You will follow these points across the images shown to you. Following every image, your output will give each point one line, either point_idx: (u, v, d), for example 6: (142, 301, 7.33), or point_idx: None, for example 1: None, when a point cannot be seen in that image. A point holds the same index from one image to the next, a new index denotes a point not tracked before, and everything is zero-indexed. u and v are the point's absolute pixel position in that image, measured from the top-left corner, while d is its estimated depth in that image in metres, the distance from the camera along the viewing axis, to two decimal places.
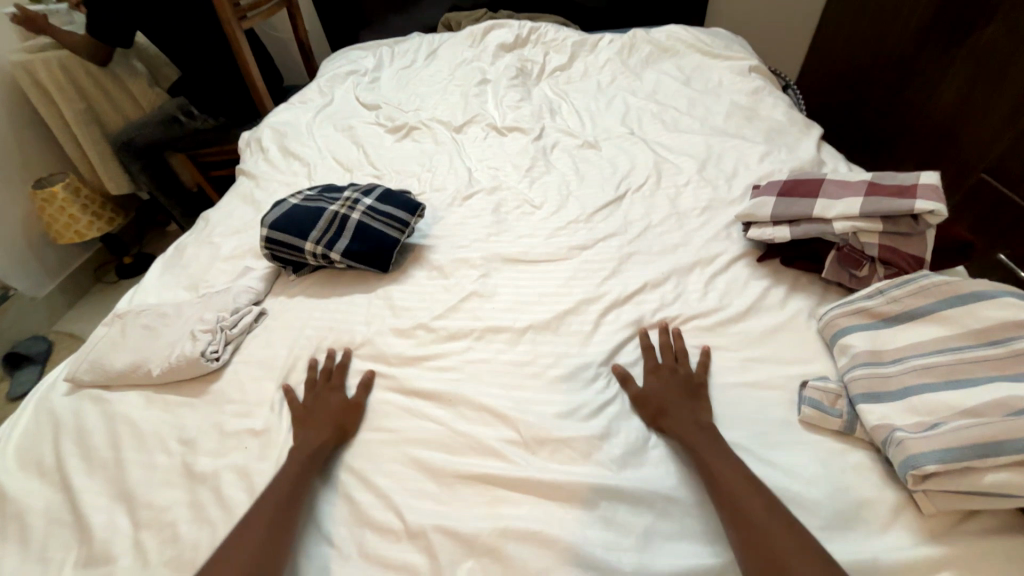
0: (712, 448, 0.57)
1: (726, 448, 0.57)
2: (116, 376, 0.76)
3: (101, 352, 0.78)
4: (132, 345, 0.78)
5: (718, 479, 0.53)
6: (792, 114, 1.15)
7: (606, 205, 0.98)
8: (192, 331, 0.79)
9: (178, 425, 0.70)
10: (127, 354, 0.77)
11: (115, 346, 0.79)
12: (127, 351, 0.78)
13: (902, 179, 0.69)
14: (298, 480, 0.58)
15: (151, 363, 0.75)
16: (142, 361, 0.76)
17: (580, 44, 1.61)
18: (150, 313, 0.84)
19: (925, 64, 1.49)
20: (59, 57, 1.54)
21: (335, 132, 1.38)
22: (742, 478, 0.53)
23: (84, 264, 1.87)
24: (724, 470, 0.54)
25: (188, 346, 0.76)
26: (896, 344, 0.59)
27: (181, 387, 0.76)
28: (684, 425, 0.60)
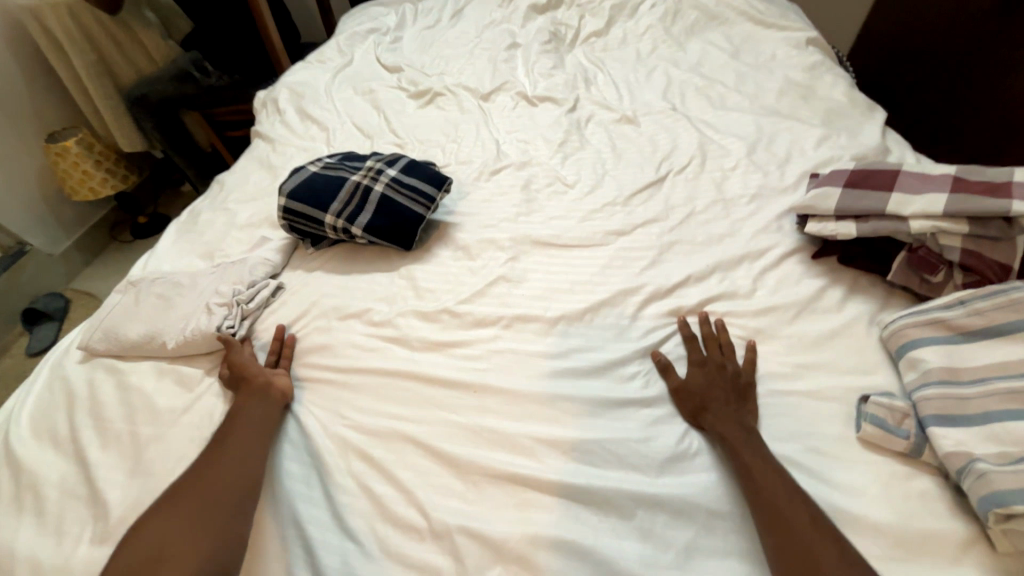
0: (761, 457, 0.52)
1: (778, 466, 0.52)
2: (131, 347, 0.73)
3: (115, 320, 0.75)
4: (146, 315, 0.75)
5: (764, 498, 0.49)
6: (854, 94, 1.05)
7: (645, 188, 0.91)
8: (208, 304, 0.75)
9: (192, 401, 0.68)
10: (140, 324, 0.74)
11: (128, 315, 0.76)
12: (141, 321, 0.75)
13: (993, 175, 0.61)
14: (241, 463, 0.57)
15: (167, 336, 0.72)
16: (158, 333, 0.73)
17: (620, 7, 1.48)
18: (165, 283, 0.81)
19: (1005, 41, 1.36)
20: (69, 3, 1.47)
21: (355, 95, 1.31)
22: (790, 496, 0.49)
23: (100, 223, 1.84)
24: (775, 489, 0.49)
25: (203, 319, 0.73)
26: (976, 362, 0.53)
27: (197, 362, 0.73)
28: (732, 427, 0.56)
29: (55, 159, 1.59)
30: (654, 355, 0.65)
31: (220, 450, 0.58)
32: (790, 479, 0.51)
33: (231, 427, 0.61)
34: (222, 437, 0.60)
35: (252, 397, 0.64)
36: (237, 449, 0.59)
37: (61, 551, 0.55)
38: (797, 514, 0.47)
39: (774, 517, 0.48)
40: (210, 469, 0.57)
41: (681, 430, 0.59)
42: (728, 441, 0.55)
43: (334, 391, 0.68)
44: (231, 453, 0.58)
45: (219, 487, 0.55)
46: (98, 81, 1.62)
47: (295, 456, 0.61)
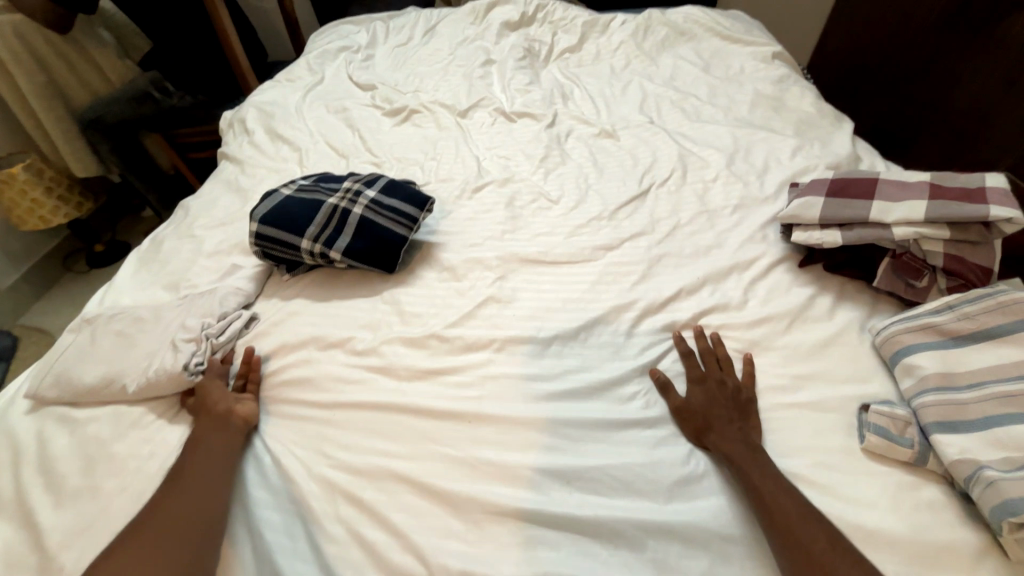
0: (769, 474, 0.51)
1: (787, 484, 0.51)
2: (87, 393, 0.66)
3: (68, 363, 0.69)
4: (104, 356, 0.69)
5: (775, 515, 0.48)
6: (821, 105, 1.09)
7: (629, 201, 0.91)
8: (174, 341, 0.69)
9: (158, 448, 0.62)
10: (97, 366, 0.67)
11: (83, 357, 0.69)
12: (97, 362, 0.68)
13: (967, 181, 0.63)
14: (206, 498, 0.53)
15: (128, 379, 0.66)
16: (118, 376, 0.66)
17: (591, 24, 1.51)
18: (125, 319, 0.74)
19: (950, 51, 1.43)
20: (14, 22, 1.38)
21: (328, 114, 1.27)
22: (806, 516, 0.47)
23: (52, 252, 1.72)
24: (786, 506, 0.48)
25: (169, 357, 0.67)
26: (970, 367, 0.53)
27: (163, 405, 0.67)
28: (737, 445, 0.54)
29: None
30: (653, 373, 0.64)
31: (178, 482, 0.55)
32: (800, 496, 0.50)
33: (189, 457, 0.57)
34: (180, 470, 0.56)
35: (212, 427, 0.60)
36: (197, 478, 0.55)
37: None
38: (814, 534, 0.46)
39: (787, 537, 0.46)
40: (172, 505, 0.52)
41: (685, 451, 0.57)
42: (734, 460, 0.53)
43: (318, 428, 0.63)
44: (190, 487, 0.54)
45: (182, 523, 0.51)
46: (48, 103, 1.53)
47: (272, 504, 0.56)
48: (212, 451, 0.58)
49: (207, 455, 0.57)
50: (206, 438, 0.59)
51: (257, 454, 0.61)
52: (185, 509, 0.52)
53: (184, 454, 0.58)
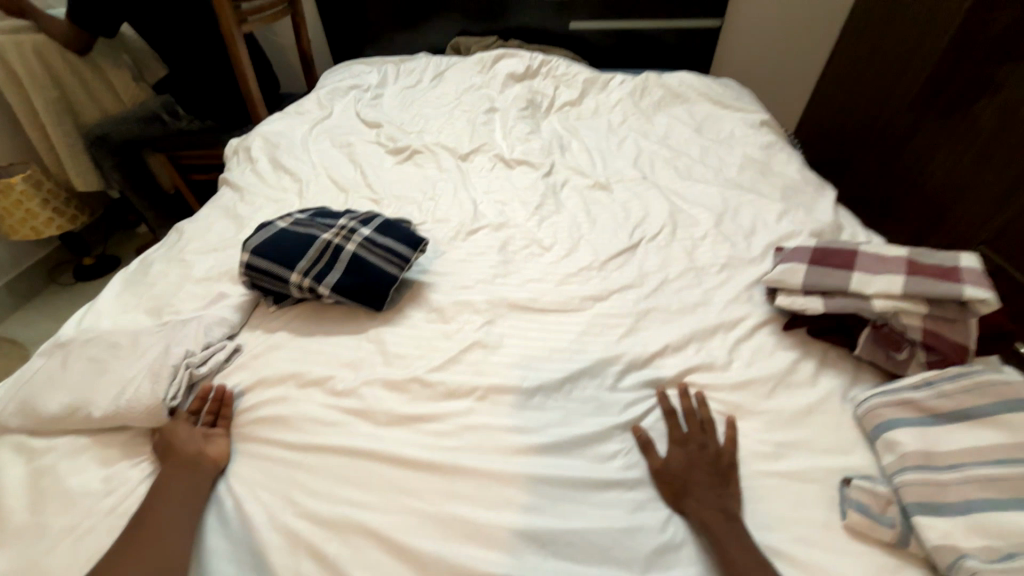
0: (747, 551, 0.50)
1: (764, 561, 0.49)
2: (54, 420, 0.63)
3: (35, 388, 0.66)
4: (72, 383, 0.66)
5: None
6: (806, 172, 1.14)
7: (620, 253, 0.93)
8: (148, 368, 0.67)
9: (117, 486, 0.58)
10: (65, 394, 0.65)
11: (53, 381, 0.67)
12: (64, 390, 0.65)
13: (942, 260, 0.65)
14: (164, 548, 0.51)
15: (95, 407, 0.63)
16: (86, 403, 0.63)
17: (592, 81, 1.59)
18: (101, 345, 0.72)
19: (923, 132, 1.52)
20: (36, 42, 1.43)
21: (332, 148, 1.30)
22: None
23: (39, 263, 1.70)
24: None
25: (145, 385, 0.64)
26: (949, 446, 0.53)
27: (130, 438, 0.64)
28: (712, 512, 0.53)
29: None
30: (635, 430, 0.63)
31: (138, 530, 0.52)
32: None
33: (155, 504, 0.54)
34: (141, 521, 0.53)
35: (180, 474, 0.58)
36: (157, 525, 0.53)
37: None
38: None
39: None
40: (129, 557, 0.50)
41: (663, 517, 0.55)
42: (710, 527, 0.52)
43: (286, 472, 0.60)
44: (150, 543, 0.51)
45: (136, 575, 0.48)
46: (57, 118, 1.55)
47: (228, 556, 0.53)
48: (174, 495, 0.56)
49: (170, 505, 0.55)
50: (173, 485, 0.57)
51: (217, 499, 0.58)
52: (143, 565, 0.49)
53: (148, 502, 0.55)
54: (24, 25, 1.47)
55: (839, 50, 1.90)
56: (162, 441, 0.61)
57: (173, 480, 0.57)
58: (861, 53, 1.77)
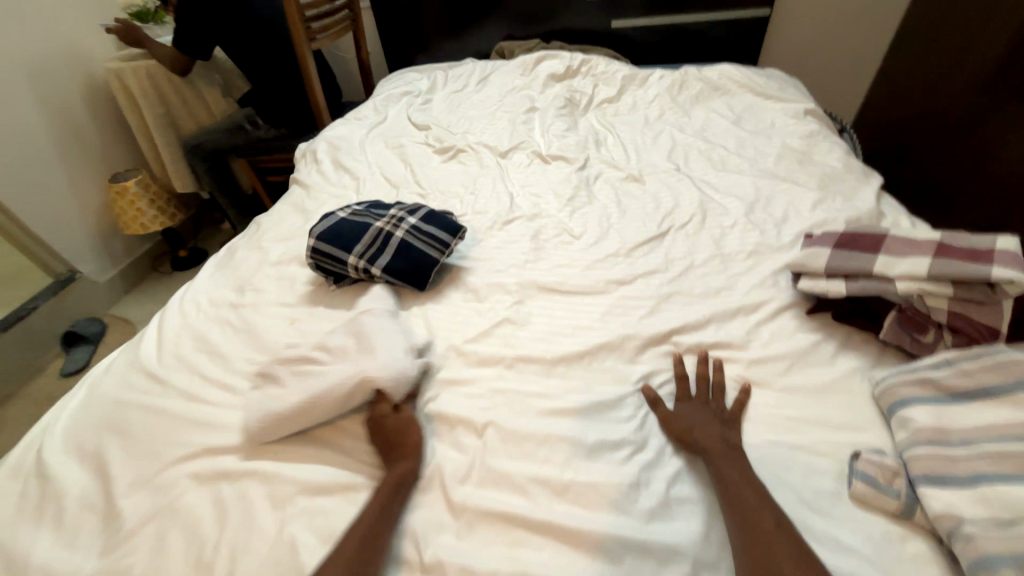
0: (750, 484, 0.54)
1: (766, 496, 0.53)
2: (286, 423, 0.66)
3: (265, 402, 0.69)
4: (300, 383, 0.70)
5: (752, 531, 0.50)
6: (850, 161, 1.11)
7: (647, 241, 0.97)
8: (364, 374, 0.68)
9: (300, 462, 0.65)
10: (295, 391, 0.69)
11: (277, 388, 0.71)
12: (295, 389, 0.69)
13: (976, 242, 0.64)
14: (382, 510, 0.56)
15: (326, 413, 0.67)
16: (320, 404, 0.67)
17: (630, 78, 1.62)
18: (307, 353, 0.75)
19: (992, 112, 1.41)
20: (149, 67, 1.71)
21: (386, 149, 1.44)
22: (785, 538, 0.49)
23: (145, 254, 2.00)
24: (765, 522, 0.50)
25: (382, 364, 0.70)
26: (965, 423, 0.53)
27: (342, 437, 0.69)
28: (723, 452, 0.58)
29: (114, 197, 1.78)
30: (644, 389, 0.69)
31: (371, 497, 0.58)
32: (775, 505, 0.52)
33: (385, 495, 0.58)
34: (373, 504, 0.57)
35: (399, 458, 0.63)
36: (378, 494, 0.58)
37: (71, 560, 0.57)
38: (787, 559, 0.47)
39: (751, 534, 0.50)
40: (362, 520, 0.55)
41: (672, 475, 0.60)
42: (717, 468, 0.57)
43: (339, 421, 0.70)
44: (380, 522, 0.55)
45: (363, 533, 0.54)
46: (163, 130, 1.83)
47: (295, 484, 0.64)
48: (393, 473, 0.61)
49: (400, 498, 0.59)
50: (404, 482, 0.60)
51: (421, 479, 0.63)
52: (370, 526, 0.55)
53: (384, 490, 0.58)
54: (140, 53, 1.76)
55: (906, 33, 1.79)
56: (393, 423, 0.66)
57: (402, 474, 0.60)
58: (933, 33, 1.67)
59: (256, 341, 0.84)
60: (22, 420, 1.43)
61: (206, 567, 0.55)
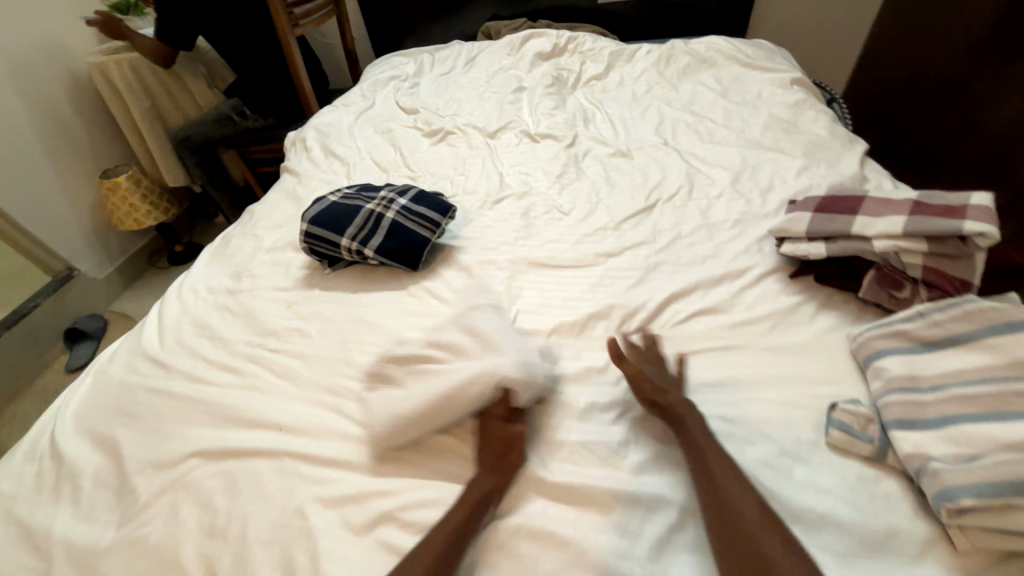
0: (710, 440, 0.55)
1: (724, 453, 0.54)
2: (406, 422, 0.62)
3: (387, 399, 0.64)
4: (419, 382, 0.65)
5: (715, 486, 0.51)
6: (835, 128, 1.12)
7: (635, 214, 0.98)
8: (496, 370, 0.61)
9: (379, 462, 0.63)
10: (416, 389, 0.64)
11: (392, 387, 0.67)
12: (416, 387, 0.64)
13: (951, 200, 0.66)
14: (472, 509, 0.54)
15: (442, 420, 0.61)
16: (447, 405, 0.61)
17: (617, 54, 1.62)
18: (420, 350, 0.71)
19: (985, 76, 1.41)
20: (132, 59, 1.69)
21: (375, 134, 1.44)
22: (747, 491, 0.50)
23: (141, 250, 2.01)
24: (726, 477, 0.51)
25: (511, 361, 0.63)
26: (936, 370, 0.55)
27: None
28: (688, 408, 0.59)
29: (106, 194, 1.78)
30: (610, 343, 0.69)
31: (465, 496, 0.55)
32: (739, 472, 0.52)
33: (480, 495, 0.55)
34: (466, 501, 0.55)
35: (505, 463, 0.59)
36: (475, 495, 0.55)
37: (90, 534, 0.60)
38: (751, 511, 0.48)
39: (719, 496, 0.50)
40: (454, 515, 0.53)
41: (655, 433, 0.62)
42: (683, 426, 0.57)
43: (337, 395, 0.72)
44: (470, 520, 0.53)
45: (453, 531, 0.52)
46: (150, 124, 1.81)
47: None
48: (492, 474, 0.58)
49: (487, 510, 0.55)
50: (495, 494, 0.56)
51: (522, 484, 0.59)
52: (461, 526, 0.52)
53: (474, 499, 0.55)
54: (121, 46, 1.74)
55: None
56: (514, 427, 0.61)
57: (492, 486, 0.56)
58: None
59: (255, 325, 0.86)
60: (33, 415, 1.47)
61: (219, 534, 0.58)
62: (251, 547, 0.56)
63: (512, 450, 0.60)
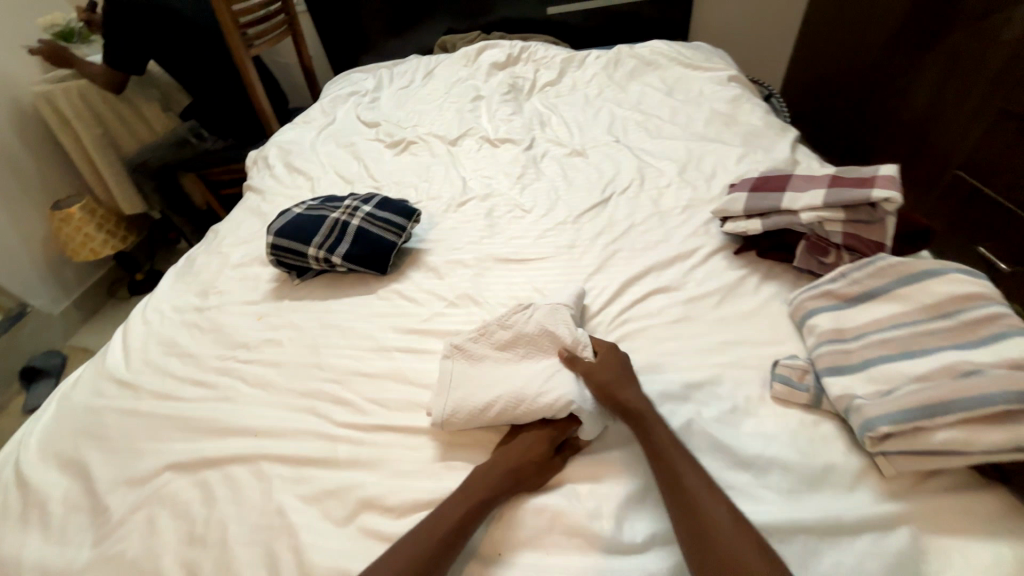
0: (668, 435, 0.55)
1: (690, 457, 0.53)
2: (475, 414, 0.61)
3: (461, 386, 0.65)
4: (492, 378, 0.64)
5: (684, 492, 0.50)
6: (769, 118, 1.21)
7: (591, 208, 1.04)
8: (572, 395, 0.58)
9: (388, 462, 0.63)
10: (490, 385, 0.63)
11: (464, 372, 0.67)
12: (489, 382, 0.64)
13: (862, 172, 0.74)
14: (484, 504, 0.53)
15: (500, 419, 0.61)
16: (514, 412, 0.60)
17: (569, 61, 1.70)
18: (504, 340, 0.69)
19: (899, 66, 1.56)
20: (80, 86, 1.65)
21: (338, 148, 1.46)
22: (714, 496, 0.50)
23: (99, 281, 1.94)
24: (690, 479, 0.51)
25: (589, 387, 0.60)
26: (858, 322, 0.62)
27: (381, 425, 0.67)
28: (645, 406, 0.57)
29: (59, 225, 1.72)
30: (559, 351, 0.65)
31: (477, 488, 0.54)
32: (699, 465, 0.53)
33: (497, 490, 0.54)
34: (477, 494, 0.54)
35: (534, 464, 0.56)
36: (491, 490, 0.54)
37: (63, 556, 0.59)
38: (719, 516, 0.48)
39: (678, 490, 0.50)
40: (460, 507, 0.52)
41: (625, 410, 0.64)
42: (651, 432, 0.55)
43: (312, 398, 0.73)
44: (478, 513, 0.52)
45: (460, 521, 0.51)
46: (103, 152, 1.77)
47: None
48: (514, 472, 0.55)
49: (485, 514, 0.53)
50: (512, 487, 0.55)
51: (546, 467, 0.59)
52: (467, 519, 0.52)
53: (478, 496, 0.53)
54: (68, 73, 1.70)
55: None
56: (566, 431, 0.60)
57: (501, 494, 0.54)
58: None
59: (224, 339, 0.86)
60: None
61: (198, 541, 0.58)
62: (232, 548, 0.57)
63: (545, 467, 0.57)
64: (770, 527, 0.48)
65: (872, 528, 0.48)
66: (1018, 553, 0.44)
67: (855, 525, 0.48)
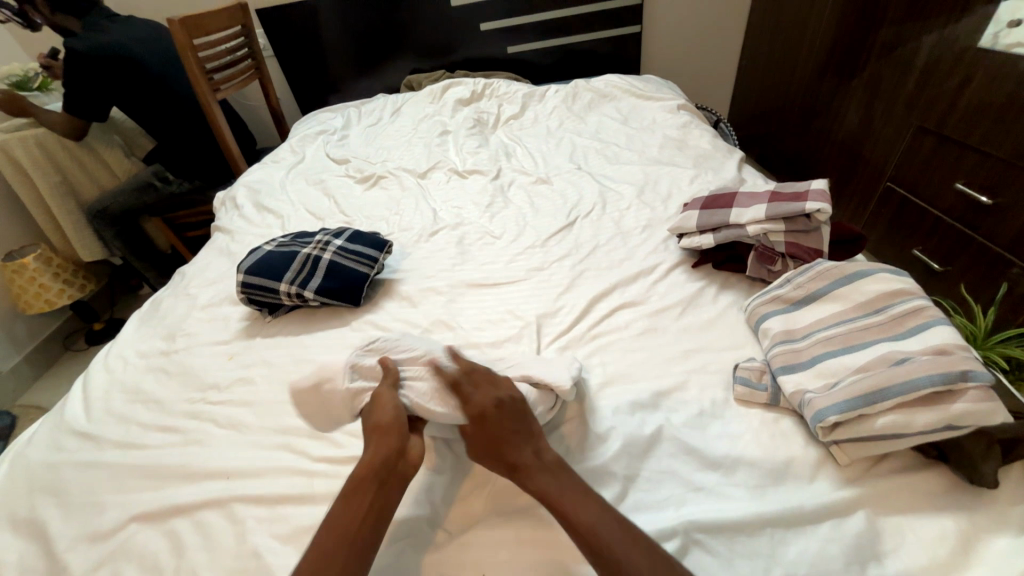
0: (584, 502, 0.50)
1: (614, 516, 0.49)
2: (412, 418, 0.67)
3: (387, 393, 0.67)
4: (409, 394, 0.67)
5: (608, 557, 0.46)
6: (716, 141, 1.31)
7: (558, 231, 1.09)
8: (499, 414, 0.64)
9: None
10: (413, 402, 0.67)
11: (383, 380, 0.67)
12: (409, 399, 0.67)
13: (798, 187, 0.82)
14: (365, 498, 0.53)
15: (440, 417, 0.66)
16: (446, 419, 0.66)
17: (530, 95, 1.79)
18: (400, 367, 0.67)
19: (828, 93, 1.73)
20: (37, 135, 1.62)
21: (308, 186, 1.47)
22: (637, 543, 0.47)
23: (53, 334, 1.85)
24: (616, 540, 0.46)
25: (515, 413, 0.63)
26: (805, 322, 0.67)
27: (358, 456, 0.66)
28: (542, 470, 0.53)
29: (10, 276, 1.64)
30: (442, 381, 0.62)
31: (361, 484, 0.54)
32: (627, 523, 0.49)
33: (372, 477, 0.54)
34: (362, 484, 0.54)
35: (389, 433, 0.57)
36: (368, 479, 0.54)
37: None
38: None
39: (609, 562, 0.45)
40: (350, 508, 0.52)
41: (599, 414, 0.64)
42: (559, 507, 0.49)
43: (287, 435, 0.72)
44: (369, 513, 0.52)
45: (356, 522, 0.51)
46: (61, 200, 1.73)
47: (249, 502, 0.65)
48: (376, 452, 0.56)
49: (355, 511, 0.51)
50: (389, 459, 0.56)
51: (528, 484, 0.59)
52: (356, 518, 0.51)
53: (335, 504, 0.53)
54: (25, 122, 1.67)
55: (752, 36, 2.12)
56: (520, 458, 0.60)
57: (376, 502, 0.52)
58: (769, 34, 2.00)
59: (194, 381, 0.84)
60: None
61: None
62: None
63: (371, 433, 0.59)
64: (739, 521, 0.51)
65: (832, 514, 0.51)
66: (960, 524, 0.48)
67: (816, 513, 0.51)
